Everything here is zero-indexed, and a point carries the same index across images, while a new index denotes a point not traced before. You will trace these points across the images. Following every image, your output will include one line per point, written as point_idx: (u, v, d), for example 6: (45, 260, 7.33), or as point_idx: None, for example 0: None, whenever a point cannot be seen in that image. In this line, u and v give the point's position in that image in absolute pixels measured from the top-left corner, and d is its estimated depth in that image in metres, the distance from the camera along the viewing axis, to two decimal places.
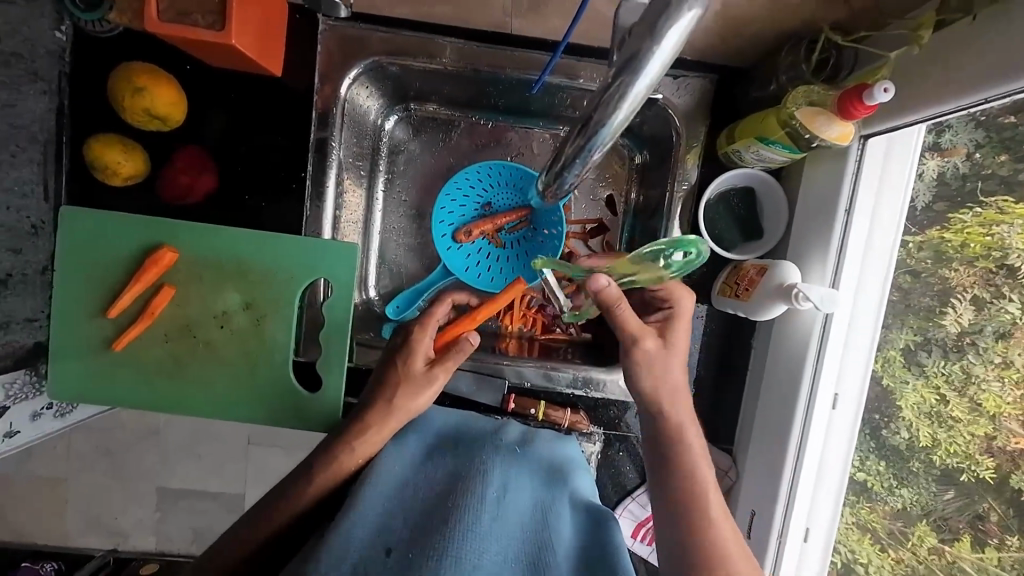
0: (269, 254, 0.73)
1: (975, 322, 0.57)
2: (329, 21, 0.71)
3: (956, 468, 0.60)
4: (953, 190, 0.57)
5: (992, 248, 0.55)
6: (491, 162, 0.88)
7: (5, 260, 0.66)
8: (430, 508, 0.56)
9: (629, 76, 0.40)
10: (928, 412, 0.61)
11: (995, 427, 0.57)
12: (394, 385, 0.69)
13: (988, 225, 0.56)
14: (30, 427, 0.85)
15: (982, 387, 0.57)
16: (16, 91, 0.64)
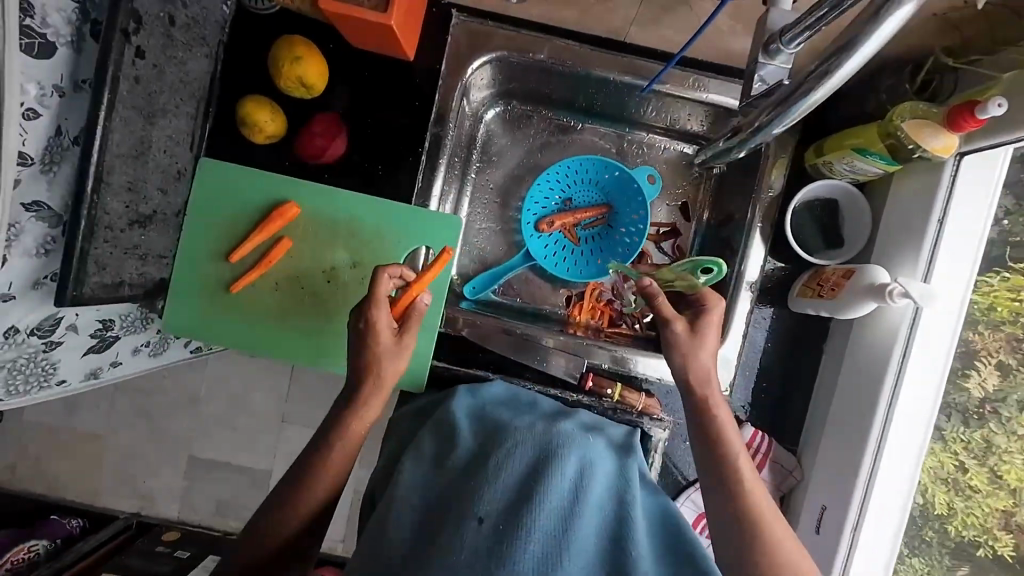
0: (381, 219, 0.80)
1: (1001, 391, 0.68)
2: (461, 17, 0.79)
3: (974, 541, 0.70)
4: (984, 255, 0.67)
5: (1019, 315, 0.67)
6: (581, 157, 0.94)
7: (154, 197, 0.74)
8: (517, 480, 0.55)
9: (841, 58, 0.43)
10: (944, 478, 0.69)
11: (1014, 502, 0.67)
12: (367, 366, 0.66)
13: (1017, 293, 0.67)
14: (131, 361, 0.90)
15: (1004, 458, 0.68)
16: (188, 50, 0.72)
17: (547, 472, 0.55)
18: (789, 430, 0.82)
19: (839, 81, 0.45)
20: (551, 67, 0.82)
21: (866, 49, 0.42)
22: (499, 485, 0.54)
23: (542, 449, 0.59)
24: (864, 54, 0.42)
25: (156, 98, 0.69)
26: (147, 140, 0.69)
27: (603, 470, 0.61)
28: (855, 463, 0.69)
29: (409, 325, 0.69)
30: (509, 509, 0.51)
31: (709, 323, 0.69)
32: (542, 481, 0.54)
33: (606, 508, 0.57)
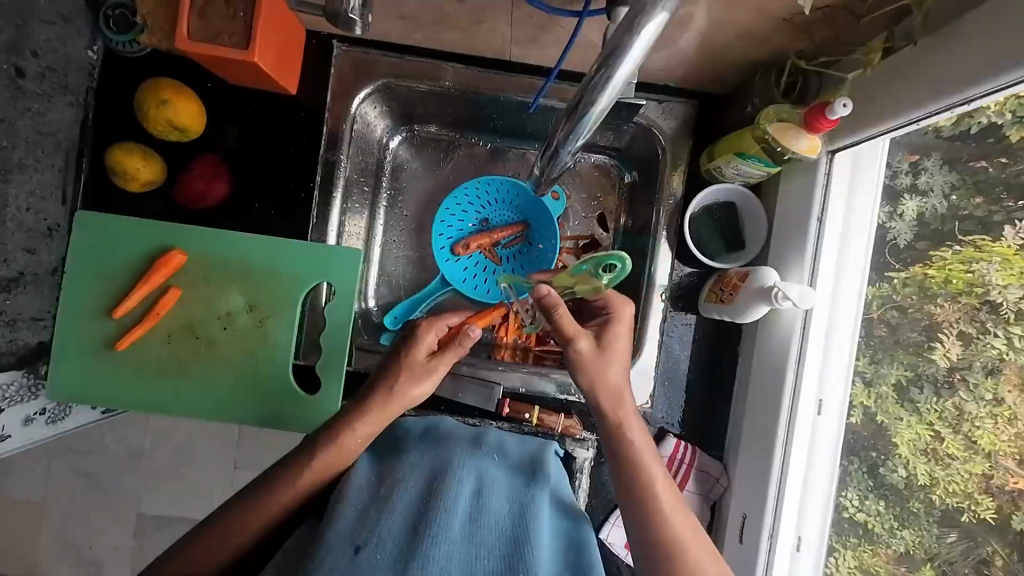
0: (278, 258, 0.76)
1: (963, 357, 0.59)
2: (343, 46, 0.77)
3: (957, 508, 0.60)
4: (934, 231, 0.61)
5: (973, 284, 0.58)
6: (490, 177, 0.92)
7: (20, 258, 0.69)
8: (409, 506, 0.53)
9: (614, 63, 0.43)
10: (924, 449, 0.62)
11: (993, 466, 0.57)
12: (396, 375, 0.70)
13: (969, 263, 0.59)
14: (22, 432, 0.84)
15: (977, 424, 0.58)
16: (45, 101, 0.69)
17: (437, 498, 0.53)
18: (720, 435, 0.81)
19: (615, 89, 0.45)
20: (439, 88, 0.80)
21: (633, 57, 0.43)
22: (385, 516, 0.51)
23: (435, 474, 0.58)
24: (628, 66, 0.43)
25: (10, 153, 0.65)
26: (3, 199, 0.64)
27: (503, 486, 0.60)
28: (768, 465, 0.69)
29: (449, 351, 0.73)
30: (401, 535, 0.49)
31: (614, 334, 0.68)
32: (435, 505, 0.53)
33: (506, 520, 0.54)
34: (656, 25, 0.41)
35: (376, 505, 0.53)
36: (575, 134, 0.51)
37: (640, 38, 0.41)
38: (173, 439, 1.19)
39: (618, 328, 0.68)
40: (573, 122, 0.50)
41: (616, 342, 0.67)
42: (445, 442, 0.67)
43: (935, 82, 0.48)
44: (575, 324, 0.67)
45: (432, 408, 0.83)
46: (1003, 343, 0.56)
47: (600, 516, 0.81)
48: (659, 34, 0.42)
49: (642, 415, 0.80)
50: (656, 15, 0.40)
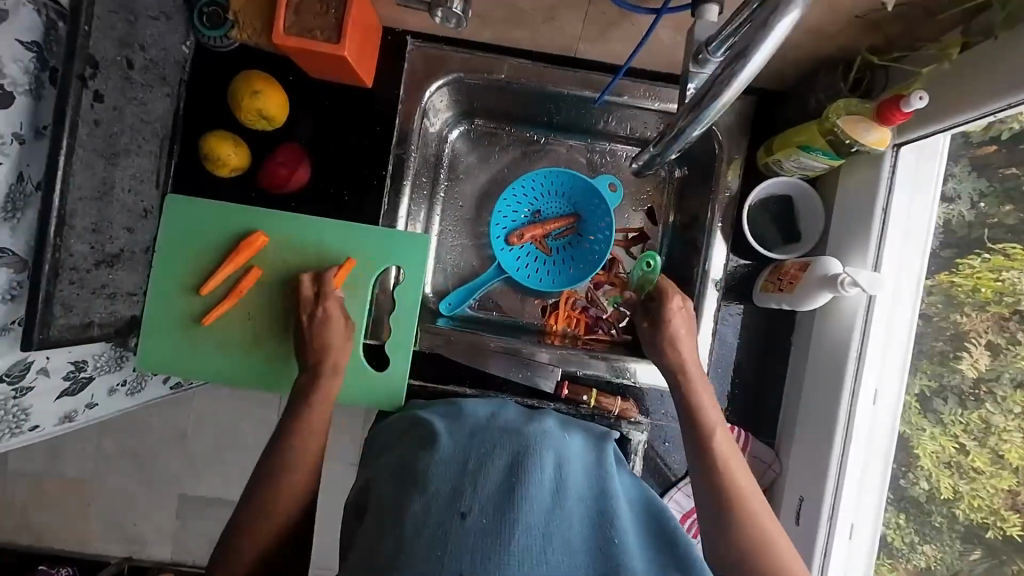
0: (352, 242, 0.81)
1: (992, 369, 0.64)
2: (416, 42, 0.82)
3: (982, 525, 0.65)
4: (960, 238, 0.66)
5: (1003, 294, 0.64)
6: (546, 169, 0.96)
7: (121, 236, 0.75)
8: (499, 479, 0.54)
9: (738, 64, 0.46)
10: (947, 463, 0.67)
11: (1019, 480, 0.63)
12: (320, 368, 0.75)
13: (997, 271, 0.64)
14: (106, 402, 0.90)
15: (1004, 438, 0.63)
16: (148, 91, 0.74)
17: (526, 472, 0.55)
18: (769, 423, 0.83)
19: (739, 87, 0.48)
20: (506, 84, 0.84)
21: (760, 55, 0.45)
22: (480, 485, 0.53)
23: (518, 447, 0.58)
24: (757, 63, 0.45)
25: (117, 139, 0.70)
26: (109, 182, 0.70)
27: (578, 463, 0.61)
28: (828, 450, 0.70)
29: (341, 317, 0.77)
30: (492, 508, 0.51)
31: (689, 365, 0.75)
32: (526, 476, 0.54)
33: (588, 496, 0.57)
34: (790, 21, 0.43)
35: (468, 472, 0.55)
36: (698, 120, 0.55)
37: (770, 40, 0.43)
38: (224, 418, 1.25)
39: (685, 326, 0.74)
40: (697, 110, 0.54)
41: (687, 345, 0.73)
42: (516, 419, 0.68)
43: (1012, 76, 0.50)
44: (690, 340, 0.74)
45: (493, 388, 0.87)
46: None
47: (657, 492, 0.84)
48: (790, 32, 0.43)
49: None
50: (784, 20, 0.42)
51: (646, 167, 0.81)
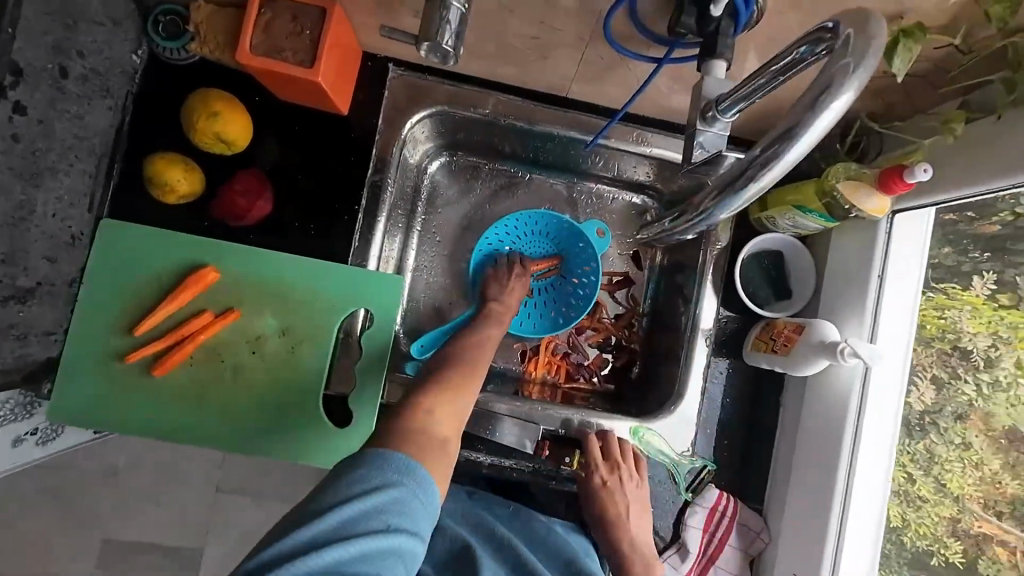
0: (316, 281, 0.73)
1: (936, 402, 0.66)
2: (398, 70, 0.76)
3: (927, 551, 0.66)
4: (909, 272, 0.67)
5: (946, 330, 0.65)
6: (526, 211, 0.91)
7: (40, 267, 0.64)
8: None
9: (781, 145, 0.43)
10: (897, 491, 0.67)
11: (960, 509, 0.64)
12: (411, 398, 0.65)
13: (941, 309, 0.66)
14: (10, 453, 0.77)
15: (947, 468, 0.65)
16: (85, 104, 0.65)
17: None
18: (758, 485, 0.79)
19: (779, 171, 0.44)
20: (494, 121, 0.79)
21: (803, 142, 0.41)
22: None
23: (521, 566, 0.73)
24: (804, 146, 0.41)
25: (43, 156, 0.61)
26: (28, 205, 0.60)
27: None
28: (824, 522, 0.67)
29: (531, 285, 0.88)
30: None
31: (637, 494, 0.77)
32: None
33: None
34: (842, 103, 0.39)
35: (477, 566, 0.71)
36: (728, 203, 0.51)
37: (814, 127, 0.40)
38: None
39: (627, 499, 0.75)
40: (730, 191, 0.49)
41: (636, 519, 0.76)
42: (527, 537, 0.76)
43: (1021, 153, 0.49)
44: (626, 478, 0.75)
45: (468, 449, 0.76)
46: (972, 389, 0.64)
47: None
48: (841, 117, 0.40)
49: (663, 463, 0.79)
50: (836, 100, 0.39)
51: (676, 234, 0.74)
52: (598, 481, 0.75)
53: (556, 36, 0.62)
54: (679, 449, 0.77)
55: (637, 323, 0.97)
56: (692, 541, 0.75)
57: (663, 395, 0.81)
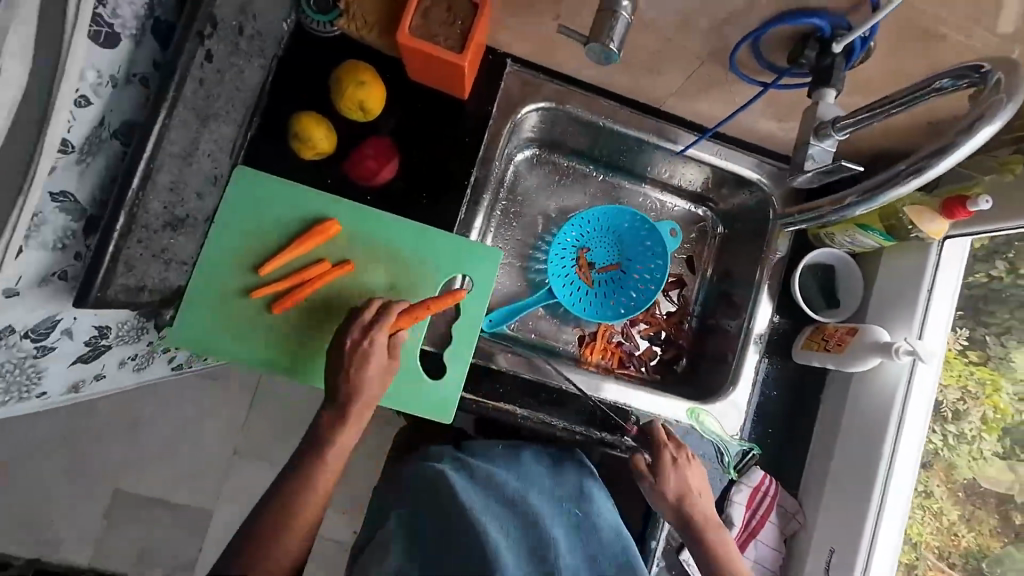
0: (424, 245, 0.80)
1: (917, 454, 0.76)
2: (515, 66, 0.85)
3: None
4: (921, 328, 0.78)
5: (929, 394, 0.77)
6: (596, 209, 1.00)
7: (191, 201, 0.70)
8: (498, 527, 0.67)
9: (932, 160, 0.53)
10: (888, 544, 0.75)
11: (917, 556, 0.76)
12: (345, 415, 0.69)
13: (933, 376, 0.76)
14: (114, 375, 0.83)
15: (912, 515, 0.77)
16: (246, 60, 0.72)
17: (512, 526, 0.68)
18: (794, 473, 0.87)
19: (923, 179, 0.55)
20: (592, 121, 0.88)
21: (951, 158, 0.52)
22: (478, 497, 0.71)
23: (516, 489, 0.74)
24: (950, 161, 0.52)
25: (213, 101, 0.67)
26: (195, 143, 0.67)
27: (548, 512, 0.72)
28: (864, 504, 0.76)
29: (384, 354, 0.71)
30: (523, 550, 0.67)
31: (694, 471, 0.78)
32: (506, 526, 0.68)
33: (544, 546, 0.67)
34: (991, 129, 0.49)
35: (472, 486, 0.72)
36: (862, 204, 0.62)
37: (971, 142, 0.50)
38: None
39: (690, 479, 0.77)
40: (873, 192, 0.60)
41: (703, 495, 0.77)
42: (507, 466, 0.78)
43: None
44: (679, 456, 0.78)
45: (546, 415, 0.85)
46: (940, 438, 0.77)
47: None
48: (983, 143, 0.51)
49: (714, 446, 0.86)
50: (984, 129, 0.49)
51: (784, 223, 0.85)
52: (663, 465, 0.76)
53: (676, 52, 0.71)
54: (730, 431, 0.86)
55: (687, 322, 1.06)
56: (736, 514, 0.84)
57: (715, 384, 0.90)
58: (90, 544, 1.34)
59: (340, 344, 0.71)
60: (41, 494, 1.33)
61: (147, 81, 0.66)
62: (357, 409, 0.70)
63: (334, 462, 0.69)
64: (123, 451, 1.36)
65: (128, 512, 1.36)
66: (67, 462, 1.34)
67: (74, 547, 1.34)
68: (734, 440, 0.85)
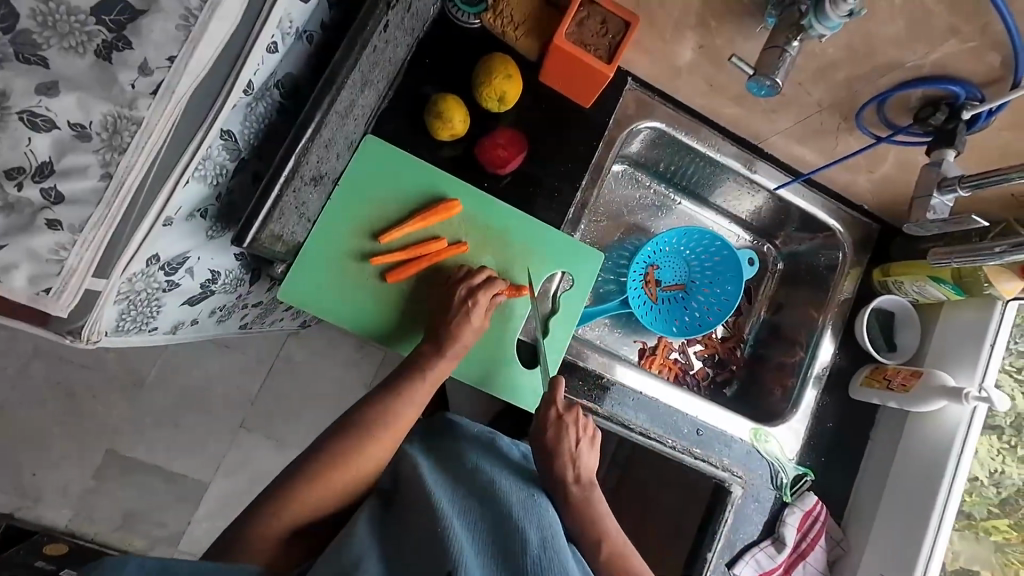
0: (534, 237, 0.82)
1: (955, 545, 0.83)
2: (634, 85, 0.90)
3: None
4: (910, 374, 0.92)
5: (972, 493, 0.84)
6: (670, 229, 1.03)
7: (331, 161, 0.72)
8: (453, 513, 0.56)
9: None
10: None
11: None
12: (423, 365, 0.72)
13: (976, 477, 0.84)
14: (200, 324, 0.84)
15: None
16: (402, 34, 0.74)
17: (471, 513, 0.58)
18: (839, 502, 0.92)
19: None
20: (694, 146, 0.92)
21: None
22: (436, 483, 0.60)
23: (480, 473, 0.64)
24: None
25: (374, 67, 0.69)
26: (352, 106, 0.69)
27: (512, 496, 0.61)
28: (920, 537, 0.81)
29: (484, 314, 0.74)
30: (484, 554, 0.54)
31: (581, 444, 0.73)
32: (461, 512, 0.57)
33: (501, 539, 0.55)
34: None
35: (429, 471, 0.63)
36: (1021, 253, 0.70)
37: None
38: None
39: (575, 447, 0.72)
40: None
41: (585, 457, 0.72)
42: (476, 447, 0.69)
43: None
44: (577, 427, 0.73)
45: (626, 421, 0.86)
46: (966, 509, 0.84)
47: (737, 549, 0.86)
48: None
49: (773, 468, 0.89)
50: None
51: (935, 259, 0.81)
52: (551, 432, 0.72)
53: (801, 97, 0.77)
54: (788, 454, 0.91)
55: (740, 348, 1.06)
56: (789, 535, 0.87)
57: (774, 408, 0.96)
58: (70, 507, 1.22)
59: (446, 300, 0.75)
60: (26, 446, 1.22)
61: (312, 39, 0.67)
62: (449, 355, 0.73)
63: (423, 388, 0.72)
64: (125, 410, 1.25)
65: (118, 475, 1.24)
66: (62, 416, 1.23)
67: (51, 509, 1.21)
68: (792, 464, 0.90)
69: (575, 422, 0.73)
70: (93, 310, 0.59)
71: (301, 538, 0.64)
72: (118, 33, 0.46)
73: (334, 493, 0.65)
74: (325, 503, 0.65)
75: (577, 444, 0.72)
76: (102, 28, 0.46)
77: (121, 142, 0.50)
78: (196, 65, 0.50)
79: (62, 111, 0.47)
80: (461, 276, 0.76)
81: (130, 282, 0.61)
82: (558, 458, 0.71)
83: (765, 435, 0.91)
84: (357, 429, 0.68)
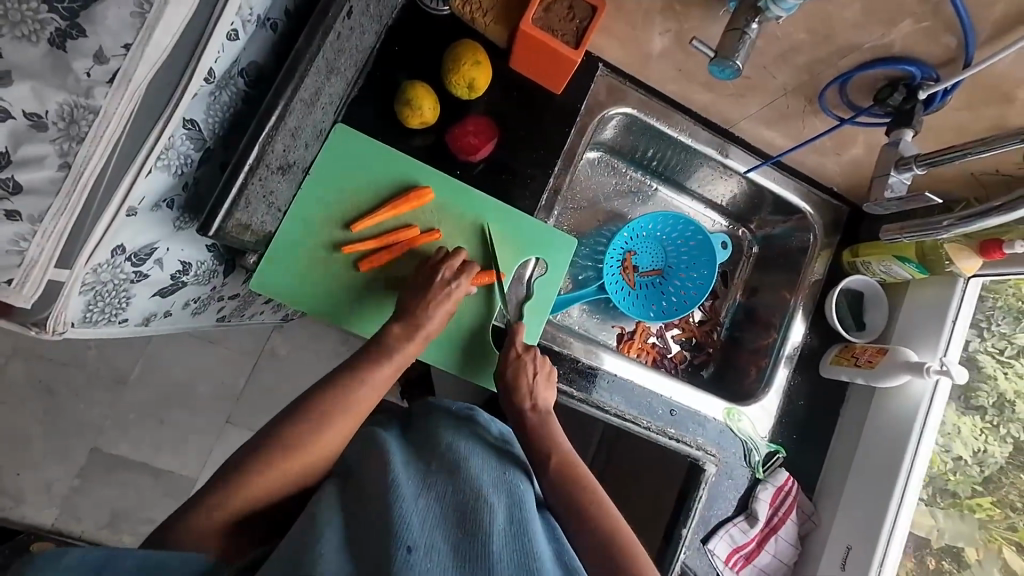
0: (507, 223, 0.83)
1: (923, 515, 0.86)
2: (606, 71, 0.90)
3: None
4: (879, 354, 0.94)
5: (938, 465, 0.86)
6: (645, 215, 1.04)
7: (300, 150, 0.72)
8: (416, 493, 0.55)
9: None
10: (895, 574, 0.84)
11: None
12: (395, 350, 0.73)
13: (942, 448, 0.87)
14: (175, 315, 0.84)
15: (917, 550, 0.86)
16: (369, 20, 0.74)
17: (436, 493, 0.57)
18: (810, 477, 0.95)
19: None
20: (666, 131, 0.93)
21: None
22: (402, 465, 0.59)
23: (452, 455, 0.63)
24: None
25: (340, 55, 0.69)
26: (319, 94, 0.69)
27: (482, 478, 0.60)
28: (884, 508, 0.84)
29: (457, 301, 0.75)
30: (446, 533, 0.53)
31: (540, 381, 0.77)
32: (426, 492, 0.56)
33: (466, 520, 0.54)
34: None
35: (399, 454, 0.62)
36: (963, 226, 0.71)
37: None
38: None
39: (533, 381, 0.77)
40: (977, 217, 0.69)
41: (543, 390, 0.77)
42: (451, 429, 0.69)
43: None
44: (535, 363, 0.78)
45: (603, 404, 0.88)
46: (932, 480, 0.87)
47: (710, 526, 0.89)
48: None
49: (746, 446, 0.92)
50: None
51: (890, 236, 0.82)
52: (509, 369, 0.77)
53: (765, 79, 0.79)
54: (760, 432, 0.93)
55: (717, 331, 1.08)
56: (762, 509, 0.89)
57: (748, 388, 0.98)
58: (56, 506, 1.21)
59: (419, 287, 0.75)
60: (9, 446, 1.21)
61: (276, 26, 0.67)
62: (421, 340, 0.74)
63: (395, 371, 0.73)
64: (107, 407, 1.25)
65: (103, 472, 1.24)
66: (42, 415, 1.23)
67: (35, 509, 1.21)
68: (765, 442, 0.93)
69: (533, 358, 0.78)
70: (58, 300, 0.59)
71: (275, 521, 0.65)
72: (72, 21, 0.45)
73: (306, 476, 0.66)
74: (297, 486, 0.66)
75: (536, 382, 0.77)
76: (55, 16, 0.45)
77: (79, 132, 0.49)
78: (153, 51, 0.50)
79: (17, 100, 0.46)
80: (433, 262, 0.77)
81: (94, 273, 0.62)
82: (521, 400, 0.76)
83: (738, 414, 0.93)
84: (327, 413, 0.68)
